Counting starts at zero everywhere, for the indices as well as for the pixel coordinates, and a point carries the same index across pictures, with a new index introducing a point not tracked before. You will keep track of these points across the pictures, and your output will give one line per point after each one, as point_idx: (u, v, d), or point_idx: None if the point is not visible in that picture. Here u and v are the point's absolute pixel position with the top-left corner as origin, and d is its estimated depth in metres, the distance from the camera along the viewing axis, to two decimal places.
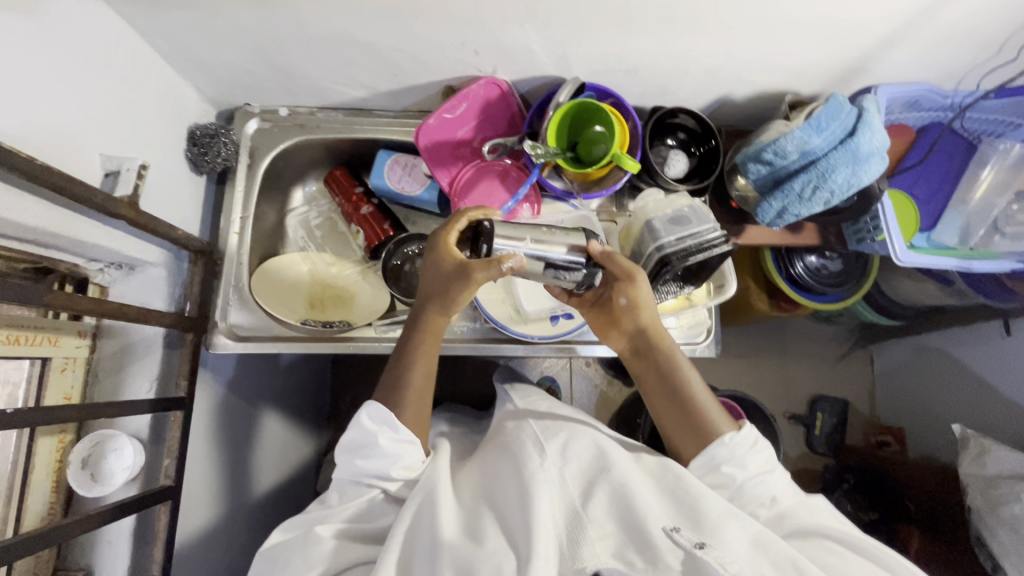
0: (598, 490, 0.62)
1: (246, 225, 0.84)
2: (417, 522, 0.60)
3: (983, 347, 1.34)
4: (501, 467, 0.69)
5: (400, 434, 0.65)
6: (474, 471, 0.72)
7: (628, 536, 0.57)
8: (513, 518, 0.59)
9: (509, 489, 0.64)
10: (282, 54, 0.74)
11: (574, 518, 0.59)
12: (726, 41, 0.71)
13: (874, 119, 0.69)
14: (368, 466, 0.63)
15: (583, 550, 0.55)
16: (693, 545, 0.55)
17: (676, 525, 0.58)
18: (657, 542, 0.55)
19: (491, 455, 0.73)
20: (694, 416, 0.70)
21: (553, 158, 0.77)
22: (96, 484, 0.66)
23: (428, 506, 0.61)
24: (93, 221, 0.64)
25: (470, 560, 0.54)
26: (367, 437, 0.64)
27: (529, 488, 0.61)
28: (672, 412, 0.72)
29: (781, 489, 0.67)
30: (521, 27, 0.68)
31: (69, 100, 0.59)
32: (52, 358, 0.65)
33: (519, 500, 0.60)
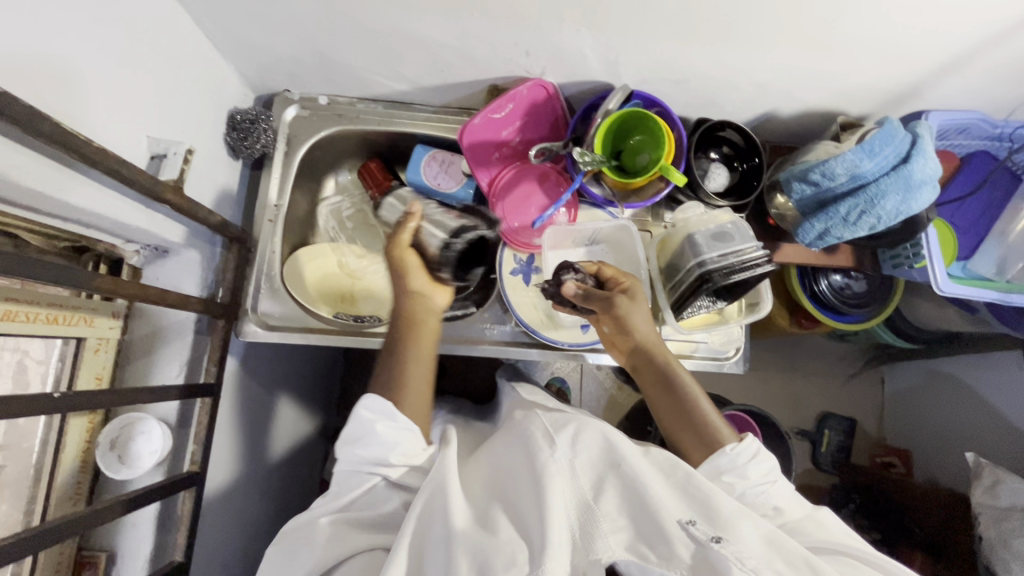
0: (609, 483, 0.59)
1: (281, 213, 0.83)
2: (429, 515, 0.59)
3: (996, 373, 1.33)
4: (512, 457, 0.66)
5: (398, 424, 0.64)
6: (486, 458, 0.70)
7: (637, 533, 0.54)
8: (525, 508, 0.58)
9: (521, 480, 0.62)
10: (330, 43, 0.73)
11: (586, 510, 0.57)
12: (784, 57, 0.70)
13: (929, 146, 0.68)
14: (369, 455, 0.62)
15: (597, 542, 0.54)
16: (708, 538, 0.53)
17: (691, 517, 0.55)
18: (671, 535, 0.53)
19: (503, 442, 0.71)
20: (698, 431, 0.69)
21: (599, 166, 0.75)
22: (123, 466, 0.66)
23: (439, 491, 0.60)
24: (137, 204, 0.63)
25: (486, 551, 0.53)
26: (366, 429, 0.63)
27: (542, 482, 0.59)
28: (675, 423, 0.71)
29: (783, 499, 0.65)
30: (578, 31, 0.67)
31: (120, 80, 0.58)
32: (86, 339, 0.65)
33: (532, 492, 0.58)
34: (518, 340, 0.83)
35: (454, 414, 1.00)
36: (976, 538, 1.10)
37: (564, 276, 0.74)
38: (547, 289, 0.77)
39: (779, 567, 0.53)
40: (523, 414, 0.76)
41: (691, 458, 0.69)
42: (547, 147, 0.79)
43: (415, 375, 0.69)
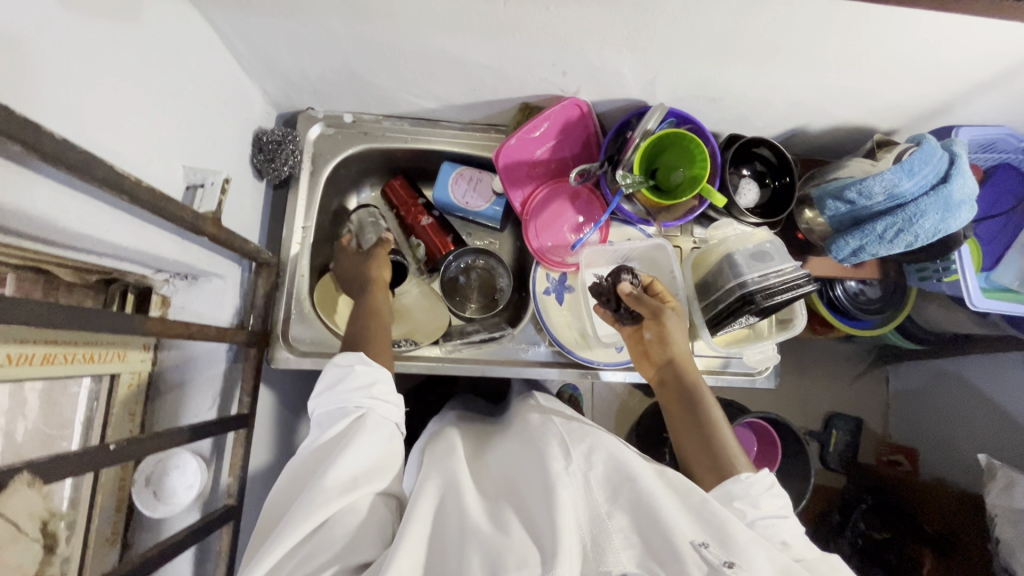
0: (622, 498, 0.54)
1: (308, 235, 0.82)
2: (440, 522, 0.55)
3: (1001, 374, 1.35)
4: (524, 463, 0.62)
5: (377, 369, 0.63)
6: (499, 463, 0.66)
7: (646, 553, 0.49)
8: (536, 512, 0.53)
9: (532, 488, 0.57)
10: (363, 63, 0.71)
11: (597, 522, 0.52)
12: (822, 76, 0.70)
13: (966, 165, 0.68)
14: (346, 392, 0.61)
15: (608, 554, 0.49)
16: (721, 562, 0.47)
17: (703, 539, 0.50)
18: (684, 556, 0.47)
19: (517, 448, 0.67)
20: (716, 452, 0.65)
21: (638, 187, 0.75)
22: (160, 503, 0.64)
23: (451, 489, 0.58)
24: (175, 237, 0.60)
25: (497, 552, 0.48)
26: (352, 379, 0.62)
27: (552, 491, 0.53)
28: (690, 440, 0.68)
29: (795, 536, 0.58)
30: (619, 52, 0.66)
31: (157, 109, 0.56)
32: (120, 374, 0.63)
33: (542, 497, 0.54)
34: (552, 360, 0.82)
35: (462, 412, 0.97)
36: (992, 539, 1.13)
37: (624, 274, 0.73)
38: (601, 284, 0.76)
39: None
40: (539, 421, 0.72)
41: (700, 478, 0.66)
42: (585, 169, 0.79)
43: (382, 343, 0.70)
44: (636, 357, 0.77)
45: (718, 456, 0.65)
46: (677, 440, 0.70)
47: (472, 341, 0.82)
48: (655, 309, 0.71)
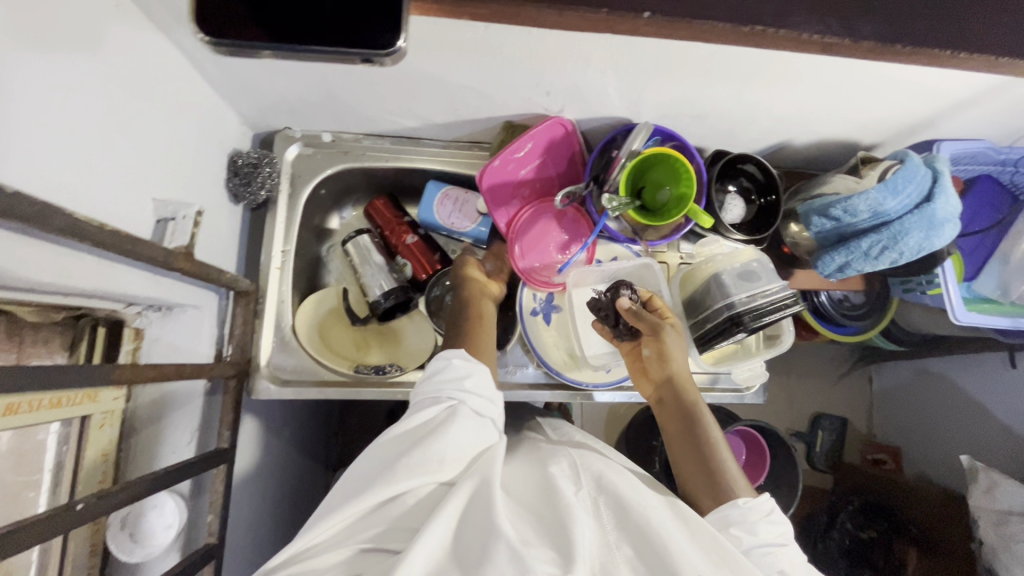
0: (634, 529, 0.53)
1: (288, 259, 0.79)
2: (470, 513, 0.51)
3: (984, 375, 1.37)
4: (530, 483, 0.59)
5: (474, 364, 0.63)
6: (510, 478, 0.62)
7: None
8: (553, 531, 0.51)
9: (547, 505, 0.54)
10: (340, 84, 0.69)
11: (607, 553, 0.51)
12: (806, 95, 0.69)
13: (949, 183, 0.69)
14: (443, 377, 0.62)
15: None
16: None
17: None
18: None
19: (526, 468, 0.63)
20: (713, 471, 0.63)
21: (625, 209, 0.75)
22: (137, 547, 0.62)
23: (485, 485, 0.53)
24: (145, 273, 0.58)
25: (524, 558, 0.46)
26: (446, 371, 0.62)
27: (568, 517, 0.51)
28: (687, 458, 0.66)
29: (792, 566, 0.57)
30: (603, 73, 0.65)
31: (124, 142, 0.53)
32: (91, 416, 0.60)
33: (556, 521, 0.52)
34: (541, 382, 0.81)
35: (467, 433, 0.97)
36: (975, 539, 1.15)
37: (622, 288, 0.73)
38: (598, 298, 0.75)
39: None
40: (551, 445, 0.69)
41: (698, 500, 0.63)
42: (570, 191, 0.77)
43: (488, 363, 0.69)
44: (632, 375, 0.75)
45: (715, 476, 0.63)
46: (675, 462, 0.68)
47: None
48: (652, 324, 0.70)
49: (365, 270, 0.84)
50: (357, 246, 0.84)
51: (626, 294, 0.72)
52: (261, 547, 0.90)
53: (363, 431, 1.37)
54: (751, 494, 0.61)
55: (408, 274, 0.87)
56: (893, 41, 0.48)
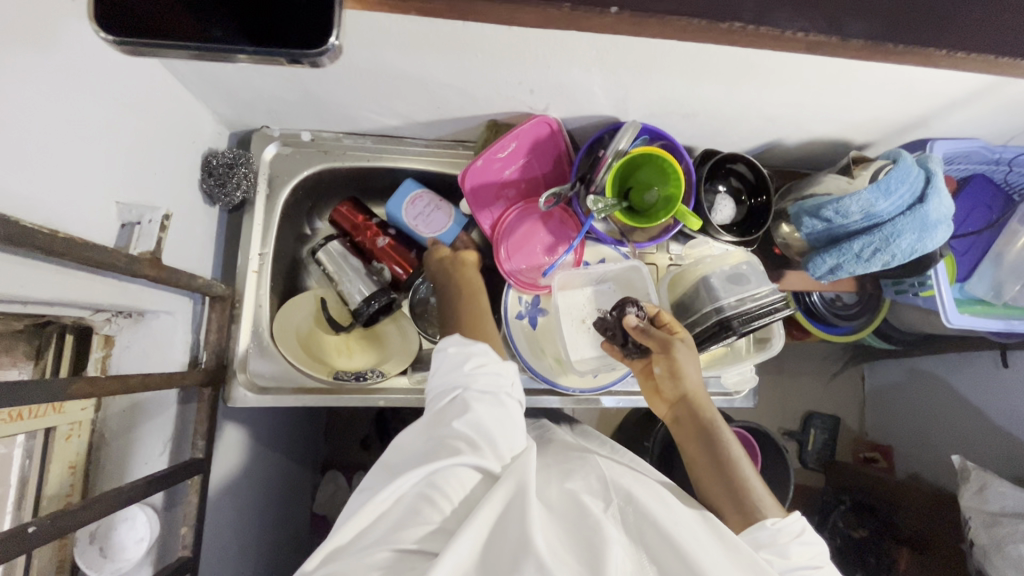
0: (667, 543, 0.52)
1: (266, 262, 0.77)
2: (503, 524, 0.49)
3: (976, 375, 1.37)
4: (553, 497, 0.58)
5: (469, 347, 0.62)
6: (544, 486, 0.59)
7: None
8: (591, 543, 0.49)
9: (582, 516, 0.53)
10: (317, 82, 0.66)
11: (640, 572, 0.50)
12: (797, 94, 0.68)
13: (942, 184, 0.67)
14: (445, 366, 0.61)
15: None
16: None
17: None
18: None
19: (552, 480, 0.60)
20: (738, 493, 0.60)
21: (611, 211, 0.73)
22: (107, 561, 0.60)
23: (520, 496, 0.51)
24: (110, 280, 0.56)
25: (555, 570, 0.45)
26: (446, 361, 0.61)
27: (598, 534, 0.50)
28: (709, 481, 0.63)
29: None
30: (588, 71, 0.63)
31: (84, 145, 0.51)
32: (56, 427, 0.58)
33: (588, 538, 0.50)
34: (526, 387, 0.79)
35: None
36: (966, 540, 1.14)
37: (628, 305, 0.68)
38: (604, 318, 0.71)
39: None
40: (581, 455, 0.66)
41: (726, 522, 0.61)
42: (556, 192, 0.75)
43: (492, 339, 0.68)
44: (645, 392, 0.72)
45: (741, 498, 0.60)
46: (698, 481, 0.65)
47: None
48: (662, 342, 0.65)
49: (341, 274, 0.81)
50: (329, 254, 0.82)
51: (634, 311, 0.67)
52: (242, 556, 0.88)
53: (351, 432, 1.35)
54: (780, 513, 0.59)
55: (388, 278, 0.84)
56: (880, 40, 0.46)
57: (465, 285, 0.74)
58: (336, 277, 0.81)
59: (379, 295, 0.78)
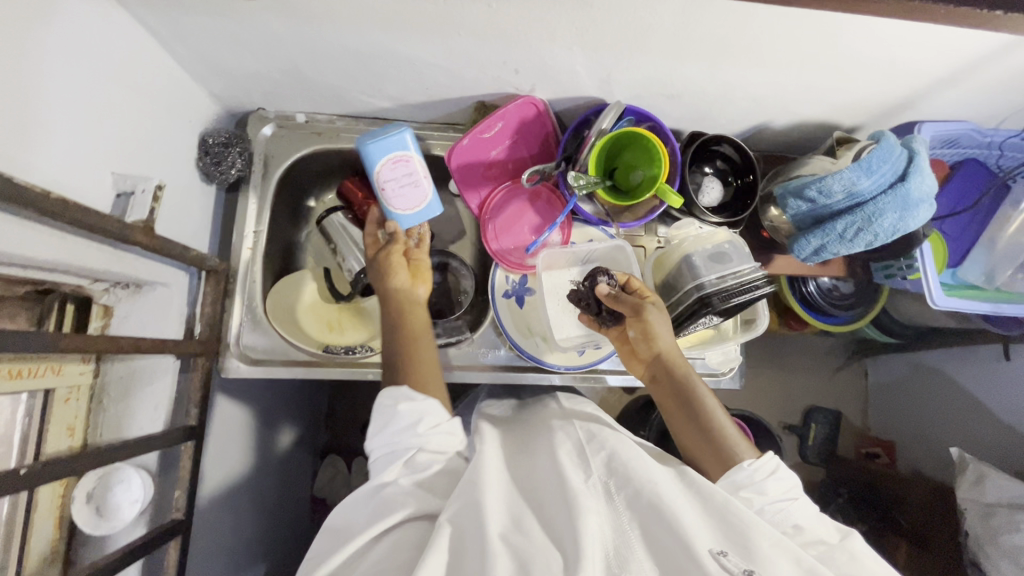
0: (645, 506, 0.52)
1: (260, 239, 0.79)
2: (468, 513, 0.51)
3: (982, 370, 1.32)
4: (542, 472, 0.59)
5: (421, 404, 0.61)
6: (521, 469, 0.61)
7: (664, 562, 0.48)
8: (558, 524, 0.51)
9: (549, 501, 0.54)
10: (308, 63, 0.69)
11: (620, 535, 0.50)
12: (779, 74, 0.68)
13: (925, 163, 0.67)
14: (395, 425, 0.60)
15: (631, 565, 0.48)
16: (741, 572, 0.47)
17: (723, 548, 0.49)
18: (704, 562, 0.46)
19: (538, 461, 0.61)
20: (714, 441, 0.64)
21: (593, 188, 0.74)
22: (102, 521, 0.62)
23: (473, 500, 0.52)
24: (104, 246, 0.58)
25: (525, 554, 0.47)
26: (394, 418, 0.60)
27: (573, 502, 0.51)
28: (689, 433, 0.66)
29: (808, 518, 0.57)
30: (569, 49, 0.64)
31: (80, 115, 0.53)
32: (55, 389, 0.61)
33: (564, 511, 0.51)
34: (513, 364, 0.81)
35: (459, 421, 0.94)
36: (963, 532, 1.13)
37: (598, 276, 0.70)
38: (579, 289, 0.73)
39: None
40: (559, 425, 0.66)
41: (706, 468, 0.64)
42: (538, 170, 0.77)
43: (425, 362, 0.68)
44: (624, 357, 0.74)
45: (717, 446, 0.63)
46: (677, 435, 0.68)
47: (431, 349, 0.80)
48: (633, 307, 0.67)
49: (339, 246, 0.85)
50: (330, 225, 0.86)
51: (606, 282, 0.69)
52: (239, 528, 0.90)
53: (351, 417, 1.36)
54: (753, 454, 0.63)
55: None
56: None
57: (416, 322, 0.72)
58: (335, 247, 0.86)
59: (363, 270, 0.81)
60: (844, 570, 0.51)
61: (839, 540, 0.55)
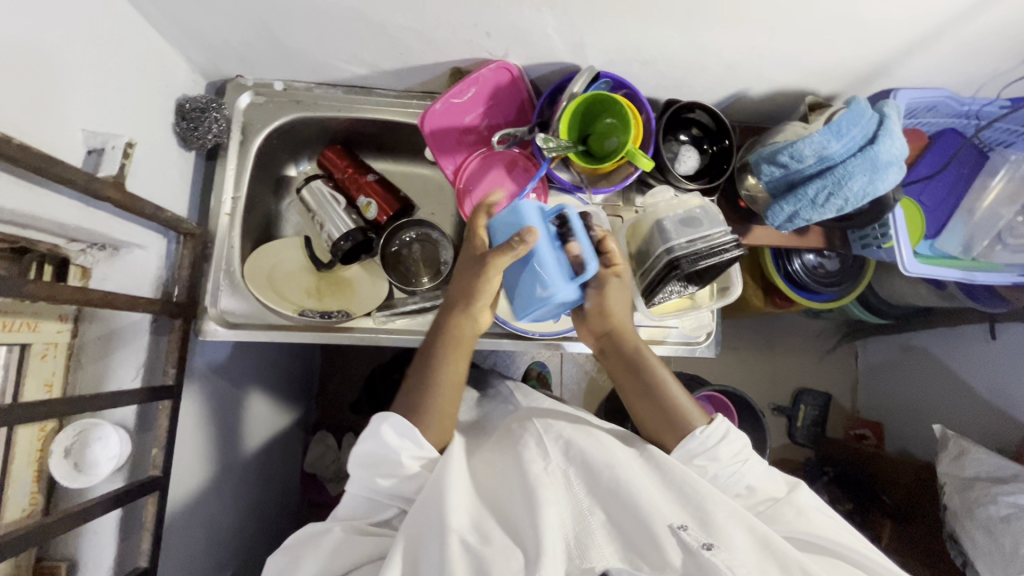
0: (602, 488, 0.54)
1: (238, 206, 0.80)
2: (427, 510, 0.53)
3: (968, 351, 1.30)
4: (502, 460, 0.60)
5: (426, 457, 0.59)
6: (484, 466, 0.62)
7: (629, 546, 0.50)
8: (518, 515, 0.52)
9: (510, 492, 0.55)
10: (282, 27, 0.69)
11: (581, 520, 0.52)
12: (750, 38, 0.68)
13: (895, 126, 0.68)
14: (388, 483, 0.57)
15: (591, 549, 0.49)
16: (700, 545, 0.48)
17: (683, 521, 0.51)
18: (662, 541, 0.49)
19: (501, 455, 0.62)
20: (664, 408, 0.65)
21: (565, 152, 0.74)
22: (81, 475, 0.63)
23: (436, 490, 0.54)
24: (74, 202, 0.59)
25: (481, 557, 0.48)
26: (389, 464, 0.58)
27: (533, 495, 0.52)
28: (640, 400, 0.67)
29: (759, 478, 0.61)
30: (539, 11, 0.65)
31: (46, 69, 0.54)
32: (32, 344, 0.61)
33: (524, 503, 0.52)
34: (489, 330, 0.82)
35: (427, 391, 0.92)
36: (942, 507, 1.13)
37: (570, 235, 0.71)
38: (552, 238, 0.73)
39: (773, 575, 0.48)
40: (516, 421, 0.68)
41: (660, 438, 0.65)
42: (511, 133, 0.77)
43: (445, 395, 0.64)
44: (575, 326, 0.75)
45: (668, 413, 0.65)
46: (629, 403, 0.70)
47: (406, 312, 0.81)
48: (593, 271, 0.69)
49: (320, 212, 0.86)
50: (311, 192, 0.87)
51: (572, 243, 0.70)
52: (225, 495, 0.91)
53: (339, 395, 1.36)
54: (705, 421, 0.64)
55: (370, 214, 0.88)
56: None
57: (457, 363, 0.65)
58: (316, 213, 0.87)
59: (348, 234, 0.82)
60: (794, 528, 0.57)
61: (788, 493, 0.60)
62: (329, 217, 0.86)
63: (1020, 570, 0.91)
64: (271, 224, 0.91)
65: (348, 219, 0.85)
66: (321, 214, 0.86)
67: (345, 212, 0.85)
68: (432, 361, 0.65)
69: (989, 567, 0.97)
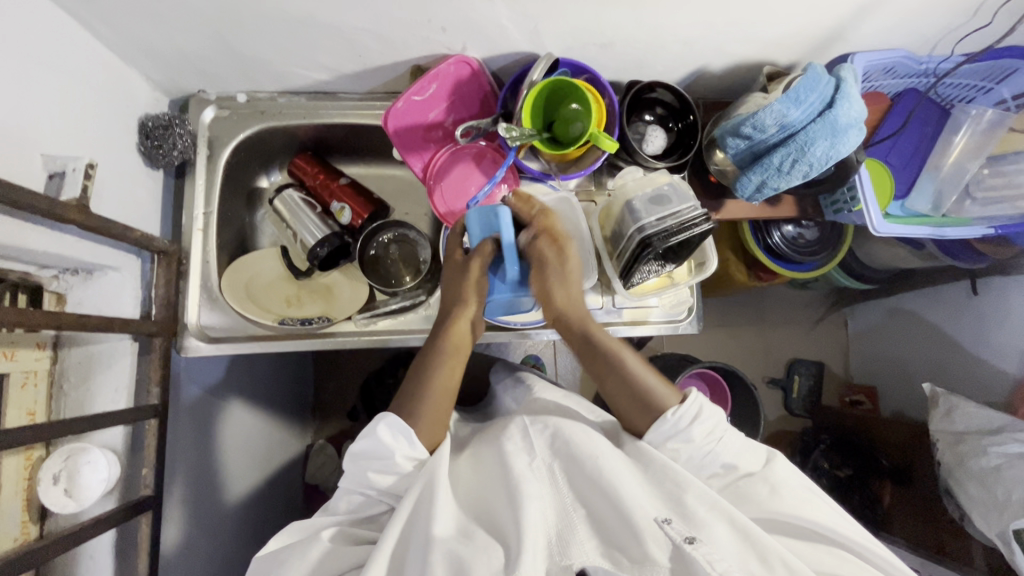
0: (584, 480, 0.56)
1: (211, 221, 0.80)
2: (413, 521, 0.53)
3: (954, 309, 1.31)
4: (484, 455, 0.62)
5: (417, 449, 0.59)
6: (465, 467, 0.62)
7: (609, 534, 0.51)
8: (502, 518, 0.52)
9: (493, 491, 0.56)
10: (237, 38, 0.69)
11: (565, 516, 0.53)
12: (703, 14, 0.69)
13: (851, 89, 0.69)
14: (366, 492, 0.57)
15: (572, 547, 0.50)
16: (682, 539, 0.49)
17: (668, 514, 0.52)
18: (643, 534, 0.49)
19: (484, 448, 0.64)
20: (632, 388, 0.64)
21: (529, 140, 0.74)
22: (71, 501, 0.63)
23: (427, 485, 0.55)
24: (41, 228, 0.59)
25: (463, 557, 0.48)
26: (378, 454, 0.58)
27: (516, 492, 0.53)
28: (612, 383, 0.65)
29: (734, 453, 0.61)
30: (490, 2, 0.65)
31: (1, 97, 0.54)
32: (11, 374, 0.61)
33: (507, 501, 0.53)
34: None
35: None
36: (937, 464, 1.14)
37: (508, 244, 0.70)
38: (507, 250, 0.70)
39: (751, 565, 0.49)
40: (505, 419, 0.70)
41: (632, 425, 0.64)
42: (472, 125, 0.77)
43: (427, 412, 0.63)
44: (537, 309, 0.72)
45: (639, 395, 0.63)
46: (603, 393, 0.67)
47: (387, 312, 0.82)
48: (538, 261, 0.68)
49: (296, 219, 0.86)
50: (284, 202, 0.87)
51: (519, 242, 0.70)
52: (224, 512, 0.91)
53: (334, 404, 1.35)
54: (676, 399, 0.63)
55: (344, 219, 0.87)
56: None
57: (453, 374, 0.67)
58: (292, 221, 0.87)
59: (320, 240, 0.82)
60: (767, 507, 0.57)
61: (762, 468, 0.60)
62: (305, 225, 0.86)
63: (1014, 517, 0.93)
64: (246, 237, 0.91)
65: (325, 224, 0.85)
66: (295, 222, 0.87)
67: (320, 219, 0.85)
68: (410, 391, 0.65)
69: (984, 517, 0.98)
